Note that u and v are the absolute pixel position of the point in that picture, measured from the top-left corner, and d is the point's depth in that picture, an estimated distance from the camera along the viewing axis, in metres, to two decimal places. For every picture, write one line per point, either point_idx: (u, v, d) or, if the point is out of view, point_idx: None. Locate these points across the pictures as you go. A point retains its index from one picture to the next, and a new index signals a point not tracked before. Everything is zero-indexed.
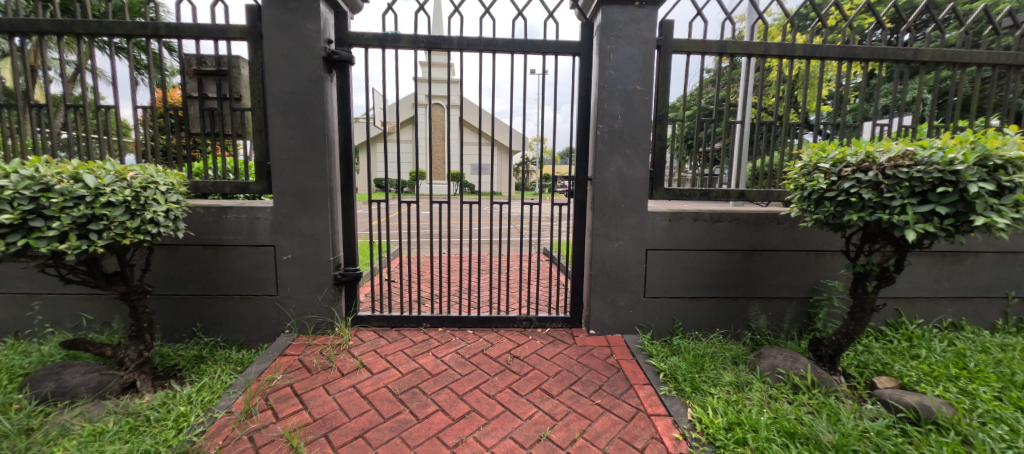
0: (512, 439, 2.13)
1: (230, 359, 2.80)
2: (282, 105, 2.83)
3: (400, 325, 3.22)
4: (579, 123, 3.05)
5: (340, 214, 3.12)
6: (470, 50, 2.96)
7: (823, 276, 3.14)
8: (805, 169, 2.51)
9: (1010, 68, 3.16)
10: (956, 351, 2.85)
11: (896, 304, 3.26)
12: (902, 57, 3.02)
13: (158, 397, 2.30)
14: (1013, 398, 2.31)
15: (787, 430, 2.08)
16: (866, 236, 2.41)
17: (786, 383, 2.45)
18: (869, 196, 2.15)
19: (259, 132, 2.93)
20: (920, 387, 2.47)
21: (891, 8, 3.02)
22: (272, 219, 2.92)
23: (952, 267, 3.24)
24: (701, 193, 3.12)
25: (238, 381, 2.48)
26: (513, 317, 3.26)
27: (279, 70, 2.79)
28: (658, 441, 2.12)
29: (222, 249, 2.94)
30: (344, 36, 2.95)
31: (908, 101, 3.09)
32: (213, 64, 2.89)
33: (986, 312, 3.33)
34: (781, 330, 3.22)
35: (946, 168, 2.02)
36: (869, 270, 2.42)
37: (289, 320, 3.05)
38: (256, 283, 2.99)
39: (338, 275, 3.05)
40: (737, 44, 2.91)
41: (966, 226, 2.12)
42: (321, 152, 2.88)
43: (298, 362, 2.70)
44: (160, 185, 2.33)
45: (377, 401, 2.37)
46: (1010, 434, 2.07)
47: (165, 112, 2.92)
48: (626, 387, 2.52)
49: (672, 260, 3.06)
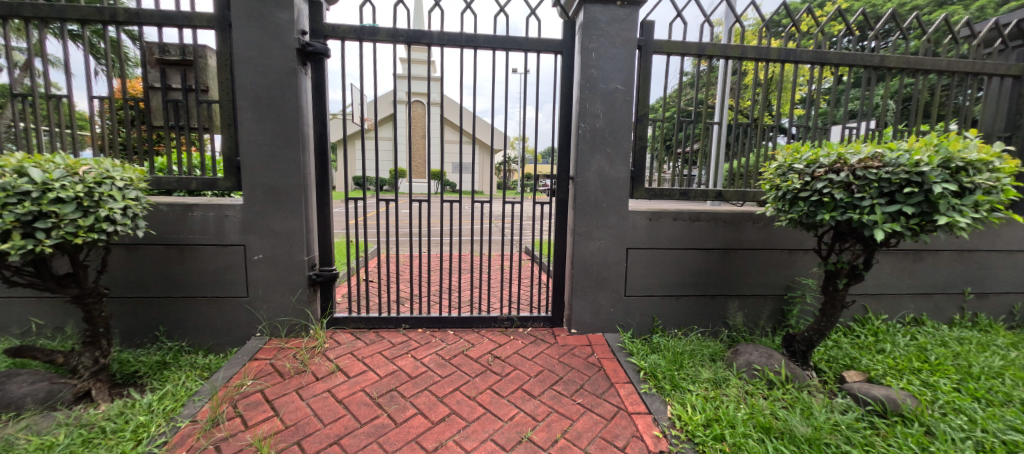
0: (493, 441, 2.09)
1: (196, 365, 2.65)
2: (252, 98, 2.70)
3: (378, 326, 3.13)
4: (561, 122, 3.04)
5: (315, 213, 3.00)
6: (450, 46, 2.90)
7: (795, 274, 3.23)
8: (780, 169, 2.58)
9: (967, 76, 3.29)
10: (918, 346, 2.99)
11: (862, 301, 3.39)
12: (868, 63, 3.10)
13: (115, 406, 2.16)
14: (971, 389, 2.43)
15: (763, 425, 2.12)
16: (837, 235, 2.49)
17: (761, 379, 2.50)
18: (840, 196, 2.22)
19: (228, 127, 2.79)
20: (885, 380, 2.57)
21: (860, 16, 3.04)
22: (241, 218, 2.78)
23: (914, 264, 3.39)
24: (680, 192, 3.15)
25: (204, 388, 2.36)
26: (494, 316, 3.22)
27: (250, 61, 2.67)
28: (638, 439, 2.12)
29: (187, 249, 2.79)
30: (320, 28, 2.82)
31: (874, 107, 3.16)
32: (177, 54, 2.76)
33: (944, 307, 3.50)
34: (757, 327, 3.29)
35: (912, 170, 2.10)
36: (839, 268, 2.51)
37: (261, 322, 2.93)
38: (224, 283, 2.85)
39: (312, 276, 2.94)
40: (715, 46, 2.95)
41: (931, 226, 2.20)
42: (294, 146, 2.76)
43: (270, 366, 2.59)
44: (116, 180, 2.17)
45: (354, 406, 2.28)
46: (969, 424, 2.17)
47: (124, 103, 2.74)
48: (607, 386, 2.52)
49: (652, 259, 3.09)
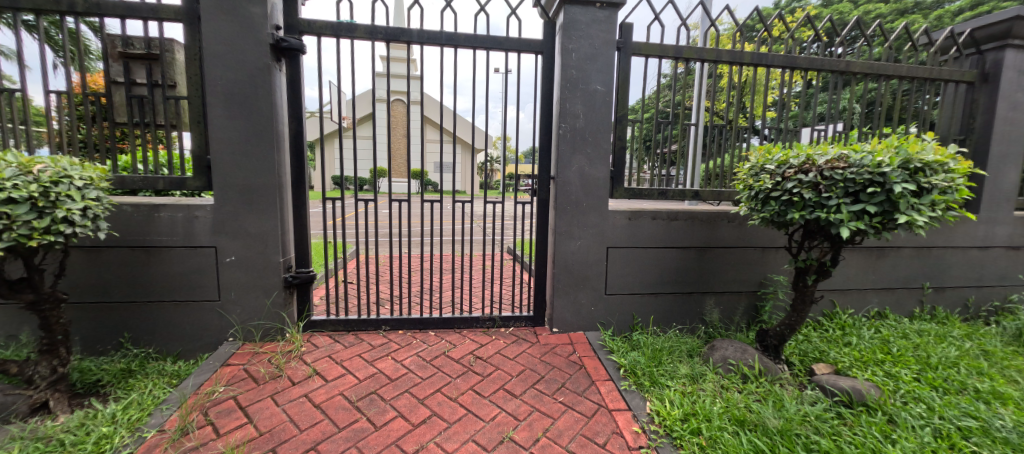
0: (474, 442, 2.08)
1: (164, 372, 2.54)
2: (223, 94, 2.61)
3: (357, 328, 3.07)
4: (541, 122, 3.05)
5: (291, 213, 2.92)
6: (430, 44, 2.87)
7: (768, 271, 3.34)
8: (752, 170, 2.66)
9: (925, 82, 3.47)
10: (882, 338, 3.13)
11: (830, 296, 3.53)
12: (835, 68, 3.23)
13: (75, 417, 2.05)
14: (929, 379, 2.56)
15: (737, 418, 2.18)
16: (806, 233, 2.58)
17: (736, 373, 2.57)
18: (809, 196, 2.31)
19: (198, 124, 2.68)
20: (851, 371, 2.68)
21: (828, 22, 3.17)
22: (212, 219, 2.68)
23: (877, 261, 3.55)
24: (659, 192, 3.21)
25: (172, 396, 2.26)
26: (476, 317, 3.20)
27: (221, 56, 2.58)
28: (618, 436, 2.15)
29: (153, 251, 2.67)
30: (294, 22, 2.73)
31: (841, 110, 3.29)
32: (142, 47, 2.64)
33: (905, 301, 3.68)
34: (732, 322, 3.38)
35: (874, 170, 2.21)
36: (808, 265, 2.61)
37: (234, 326, 2.83)
38: (194, 287, 2.74)
39: (288, 278, 2.85)
40: (691, 49, 3.02)
41: (892, 224, 2.31)
42: (268, 145, 2.68)
43: (243, 372, 2.51)
44: (75, 179, 2.06)
45: (332, 410, 2.23)
46: (927, 411, 2.29)
47: (83, 99, 2.60)
48: (588, 383, 2.55)
49: (631, 257, 3.14)
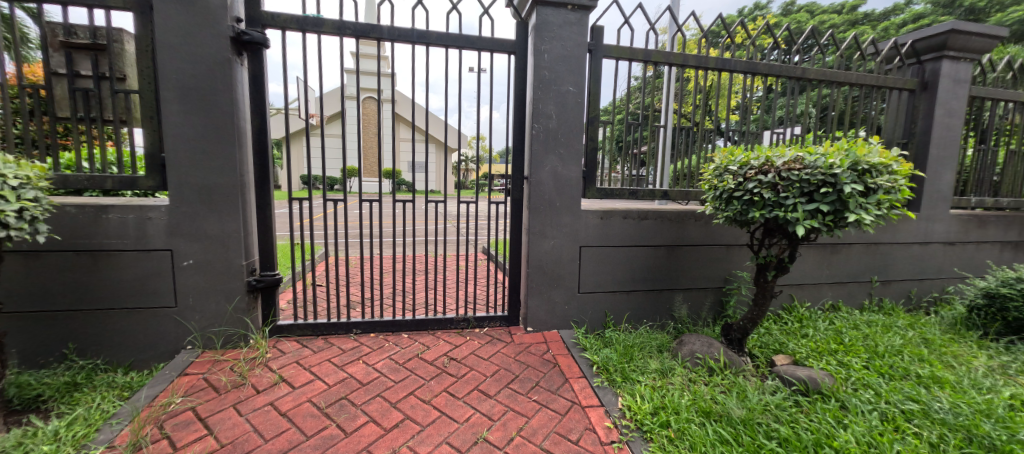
0: (448, 444, 2.06)
1: (114, 384, 2.38)
2: (179, 88, 2.47)
3: (327, 332, 2.98)
4: (514, 122, 3.06)
5: (254, 214, 2.79)
6: (401, 41, 2.82)
7: (732, 268, 3.48)
8: (717, 170, 2.77)
9: (873, 89, 3.71)
10: (835, 329, 3.33)
11: (789, 290, 3.72)
12: (793, 74, 3.41)
13: (11, 436, 1.89)
14: (877, 366, 2.74)
15: (703, 410, 2.26)
16: (767, 231, 2.71)
17: (703, 366, 2.67)
18: (768, 196, 2.43)
19: (150, 120, 2.53)
20: (808, 361, 2.84)
21: (785, 31, 3.34)
22: (167, 220, 2.53)
23: (831, 257, 3.77)
24: (629, 192, 3.28)
25: (123, 409, 2.12)
26: (450, 317, 3.17)
27: (176, 49, 2.44)
28: (591, 432, 2.19)
29: (101, 255, 2.49)
30: (257, 15, 2.62)
31: (798, 114, 3.47)
32: (87, 37, 2.46)
33: (856, 293, 3.93)
34: (699, 318, 3.50)
35: (827, 172, 2.34)
36: (768, 261, 2.74)
37: (192, 334, 2.68)
38: (148, 293, 2.58)
39: (252, 282, 2.73)
40: (660, 53, 3.11)
41: (843, 222, 2.46)
42: (229, 142, 2.56)
43: (203, 381, 2.38)
44: (9, 178, 1.89)
45: (299, 418, 2.15)
46: (875, 396, 2.45)
47: (19, 91, 2.40)
48: (562, 381, 2.57)
49: (603, 256, 3.19)
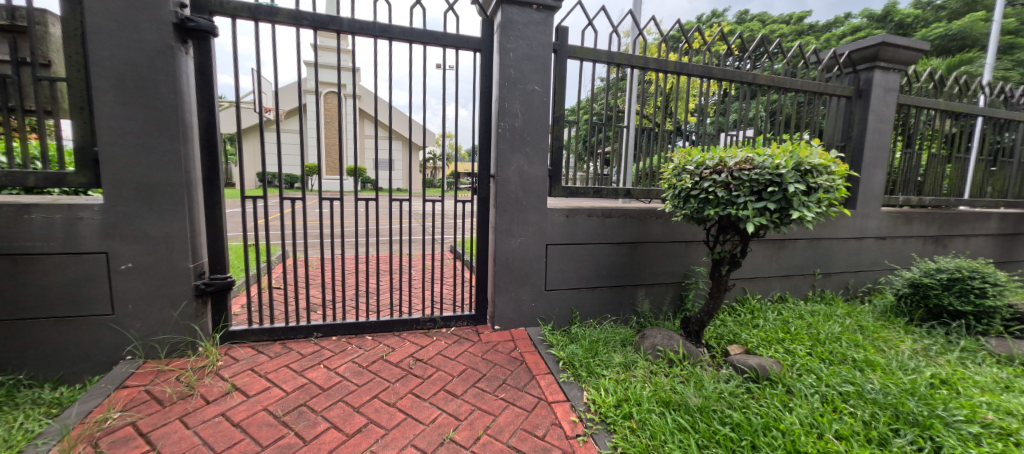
0: (414, 446, 2.03)
1: (40, 401, 2.16)
2: (115, 77, 2.27)
3: (285, 337, 2.85)
4: (481, 120, 3.04)
5: (202, 213, 2.62)
6: (362, 35, 2.73)
7: (690, 263, 3.64)
8: (675, 170, 2.89)
9: (815, 95, 3.99)
10: (783, 319, 3.56)
11: (741, 284, 3.94)
12: (745, 80, 3.60)
13: None
14: (818, 352, 2.96)
15: (664, 400, 2.35)
16: (721, 228, 2.86)
17: (664, 358, 2.78)
18: (722, 194, 2.56)
19: (81, 110, 2.30)
20: (758, 350, 3.02)
21: (738, 38, 3.52)
22: (102, 220, 2.32)
23: (779, 251, 4.02)
24: (594, 190, 3.35)
25: (51, 428, 1.93)
26: (417, 318, 3.11)
27: (110, 34, 2.24)
28: (557, 427, 2.22)
29: (24, 259, 2.25)
30: (203, 1, 2.45)
31: (750, 117, 3.67)
32: (3, 17, 2.21)
33: (801, 285, 4.21)
34: (660, 312, 3.64)
35: (774, 172, 2.50)
36: (723, 257, 2.88)
37: (133, 343, 2.48)
38: (80, 300, 2.36)
39: (200, 285, 2.55)
40: (622, 56, 3.19)
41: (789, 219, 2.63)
42: (173, 137, 2.38)
43: (145, 393, 2.21)
44: None
45: (254, 428, 2.05)
46: (817, 380, 2.64)
47: None
48: (529, 378, 2.59)
49: (569, 254, 3.24)
